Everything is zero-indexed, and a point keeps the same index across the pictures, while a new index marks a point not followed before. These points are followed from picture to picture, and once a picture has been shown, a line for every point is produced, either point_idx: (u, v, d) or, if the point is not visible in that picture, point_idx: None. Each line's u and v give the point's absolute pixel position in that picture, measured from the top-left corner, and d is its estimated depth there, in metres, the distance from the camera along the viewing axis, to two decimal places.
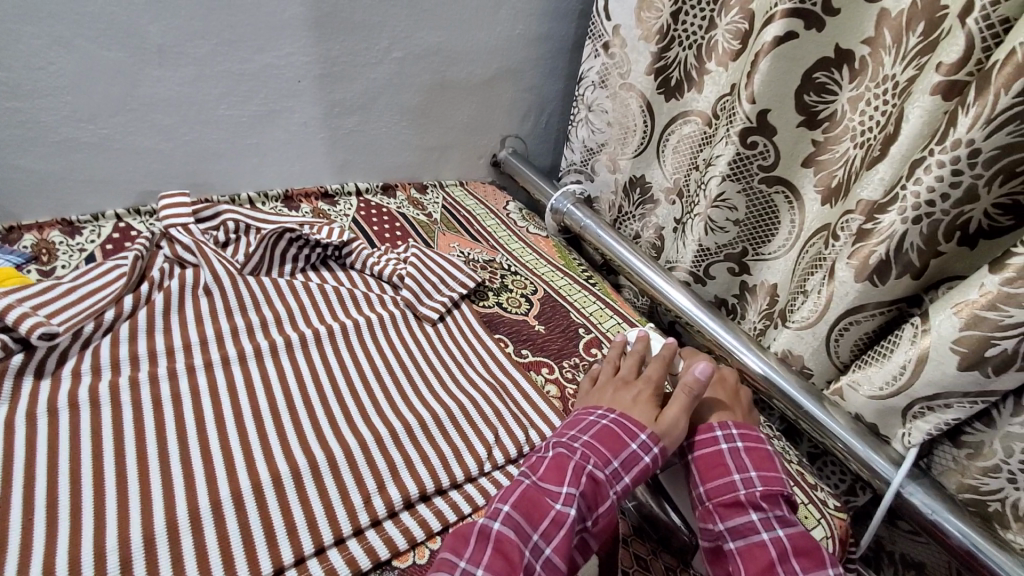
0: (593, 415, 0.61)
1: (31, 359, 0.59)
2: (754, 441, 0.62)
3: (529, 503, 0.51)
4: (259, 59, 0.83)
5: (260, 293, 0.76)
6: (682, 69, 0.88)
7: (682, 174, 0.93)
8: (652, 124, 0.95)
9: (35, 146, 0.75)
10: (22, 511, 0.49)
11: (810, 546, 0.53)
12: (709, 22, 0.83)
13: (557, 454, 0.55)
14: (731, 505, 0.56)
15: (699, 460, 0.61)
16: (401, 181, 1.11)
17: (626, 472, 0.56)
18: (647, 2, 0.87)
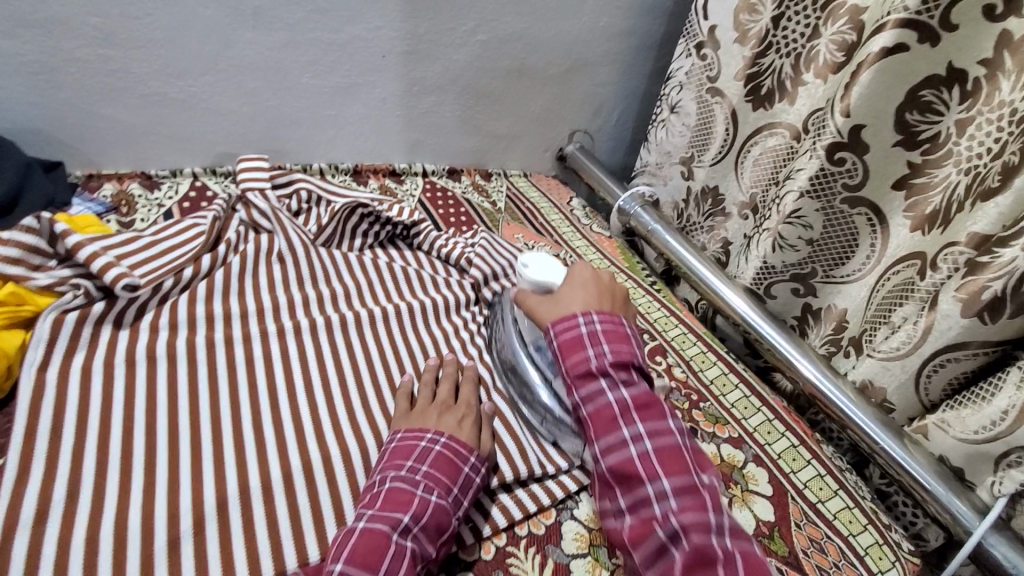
0: (422, 440, 0.52)
1: (112, 308, 0.57)
2: (609, 320, 0.58)
3: (365, 542, 0.44)
4: (348, 30, 0.82)
5: (330, 266, 0.74)
6: (775, 77, 0.84)
7: (759, 189, 0.89)
8: (734, 133, 0.91)
9: (123, 98, 0.75)
10: (97, 461, 0.47)
11: (674, 453, 0.50)
12: (812, 30, 0.78)
13: (393, 486, 0.48)
14: (585, 381, 0.55)
15: (557, 345, 0.57)
16: (467, 166, 1.10)
17: (464, 496, 0.51)
18: (747, 4, 0.84)
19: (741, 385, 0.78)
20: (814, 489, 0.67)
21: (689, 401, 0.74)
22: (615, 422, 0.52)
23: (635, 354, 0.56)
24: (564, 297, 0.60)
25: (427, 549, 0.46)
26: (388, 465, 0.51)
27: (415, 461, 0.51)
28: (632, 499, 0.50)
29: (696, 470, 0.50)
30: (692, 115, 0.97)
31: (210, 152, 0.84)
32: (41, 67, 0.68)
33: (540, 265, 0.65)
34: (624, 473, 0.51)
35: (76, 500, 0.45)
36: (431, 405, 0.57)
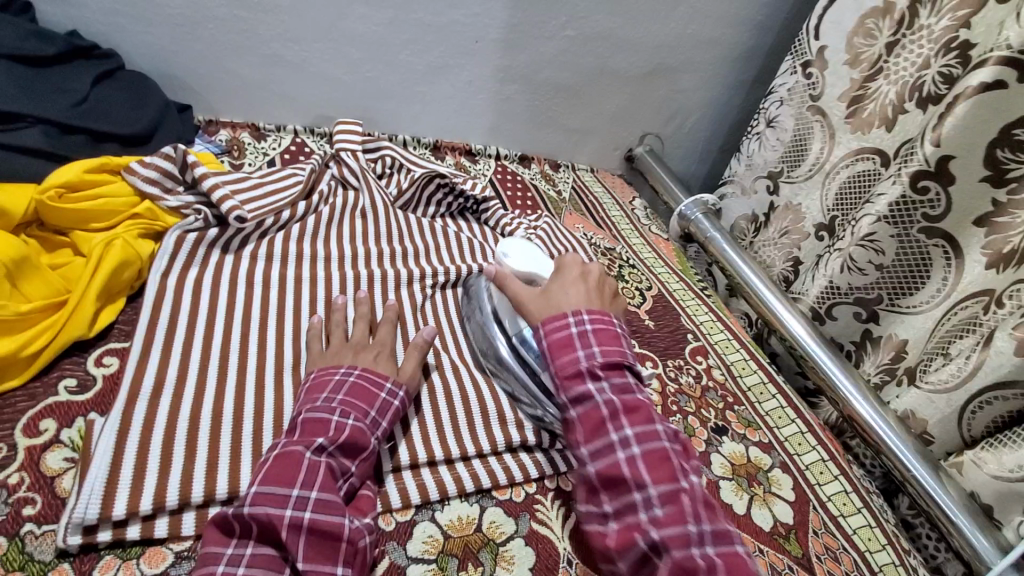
0: (335, 373, 0.53)
1: (223, 234, 0.66)
2: (601, 320, 0.56)
3: (279, 464, 0.44)
4: (449, 14, 0.89)
5: (404, 228, 0.80)
6: (879, 103, 0.83)
7: (842, 212, 0.88)
8: (829, 152, 0.90)
9: (247, 55, 0.84)
10: (202, 357, 0.55)
11: (661, 457, 0.49)
12: (923, 60, 0.77)
13: (308, 417, 0.48)
14: (574, 381, 0.53)
15: (546, 344, 0.56)
16: (538, 155, 1.15)
17: (383, 419, 0.52)
18: (863, 27, 0.84)
19: (778, 396, 0.80)
20: (837, 504, 0.69)
21: (724, 401, 0.76)
22: (603, 427, 0.51)
23: (626, 354, 0.55)
24: (557, 289, 0.60)
25: (346, 464, 0.48)
26: (305, 400, 0.51)
27: (329, 393, 0.51)
28: (618, 506, 0.49)
29: (682, 473, 0.49)
30: (788, 131, 0.97)
31: (311, 112, 0.93)
32: (185, 20, 0.78)
33: (521, 253, 0.65)
34: (611, 478, 0.49)
35: (183, 385, 0.52)
36: (344, 345, 0.57)
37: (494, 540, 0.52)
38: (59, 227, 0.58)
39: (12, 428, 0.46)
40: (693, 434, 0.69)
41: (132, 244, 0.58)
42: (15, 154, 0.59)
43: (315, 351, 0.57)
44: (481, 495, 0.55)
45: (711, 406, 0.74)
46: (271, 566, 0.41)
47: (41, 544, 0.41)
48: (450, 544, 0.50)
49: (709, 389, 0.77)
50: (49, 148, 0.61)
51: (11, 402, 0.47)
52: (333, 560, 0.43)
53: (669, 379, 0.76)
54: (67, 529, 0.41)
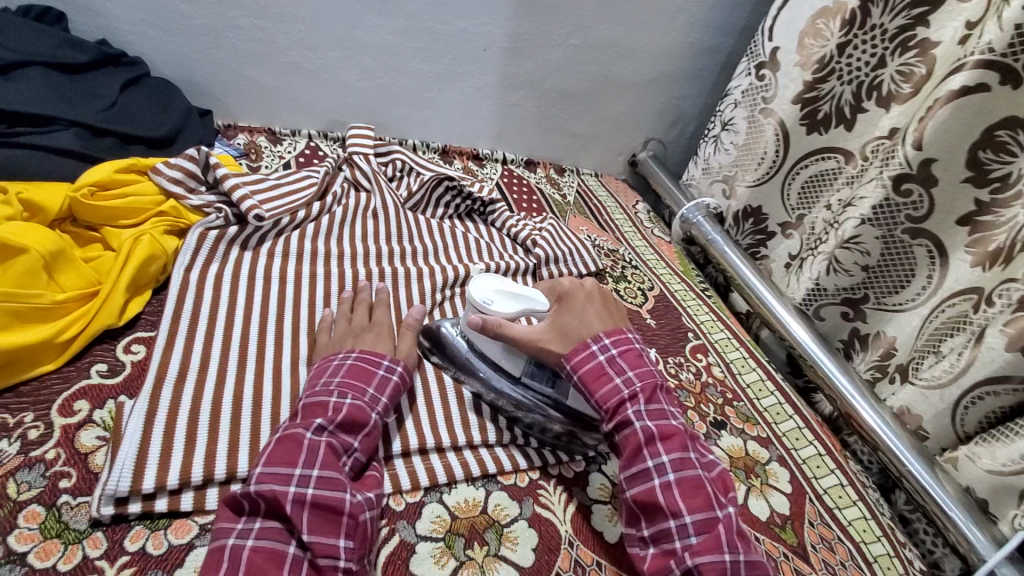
0: (334, 359, 0.56)
1: (242, 231, 0.69)
2: (624, 342, 0.58)
3: (282, 447, 0.47)
4: (459, 23, 0.92)
5: (414, 229, 0.83)
6: (834, 103, 0.87)
7: (807, 209, 0.93)
8: (785, 154, 0.95)
9: (266, 63, 0.88)
10: (223, 346, 0.58)
11: (697, 486, 0.51)
12: (878, 60, 0.81)
13: (309, 402, 0.51)
14: (614, 412, 0.55)
15: (578, 377, 0.56)
16: (544, 159, 1.18)
17: (382, 395, 0.55)
18: (815, 29, 0.87)
19: (777, 393, 0.82)
20: (833, 496, 0.70)
21: (724, 397, 0.78)
22: (640, 453, 0.52)
23: (657, 377, 0.57)
24: (568, 321, 0.59)
25: (347, 441, 0.50)
26: (307, 385, 0.54)
27: (330, 376, 0.54)
28: (653, 531, 0.51)
29: (718, 501, 0.51)
30: (741, 134, 1.01)
31: (326, 118, 0.97)
32: (208, 30, 0.82)
33: (502, 294, 0.59)
34: (646, 503, 0.51)
35: (206, 369, 0.55)
36: (348, 329, 0.60)
37: (499, 521, 0.54)
38: (90, 223, 0.61)
39: (49, 407, 0.49)
40: (692, 428, 0.72)
41: (159, 240, 0.62)
42: (50, 154, 0.63)
43: (322, 339, 0.60)
44: (487, 480, 0.57)
45: (710, 401, 0.76)
46: (278, 539, 0.43)
47: (76, 513, 0.44)
48: (457, 524, 0.53)
49: (708, 385, 0.79)
50: (81, 149, 0.65)
51: (47, 384, 0.50)
52: (336, 534, 0.44)
53: (670, 376, 0.78)
54: (100, 500, 0.44)
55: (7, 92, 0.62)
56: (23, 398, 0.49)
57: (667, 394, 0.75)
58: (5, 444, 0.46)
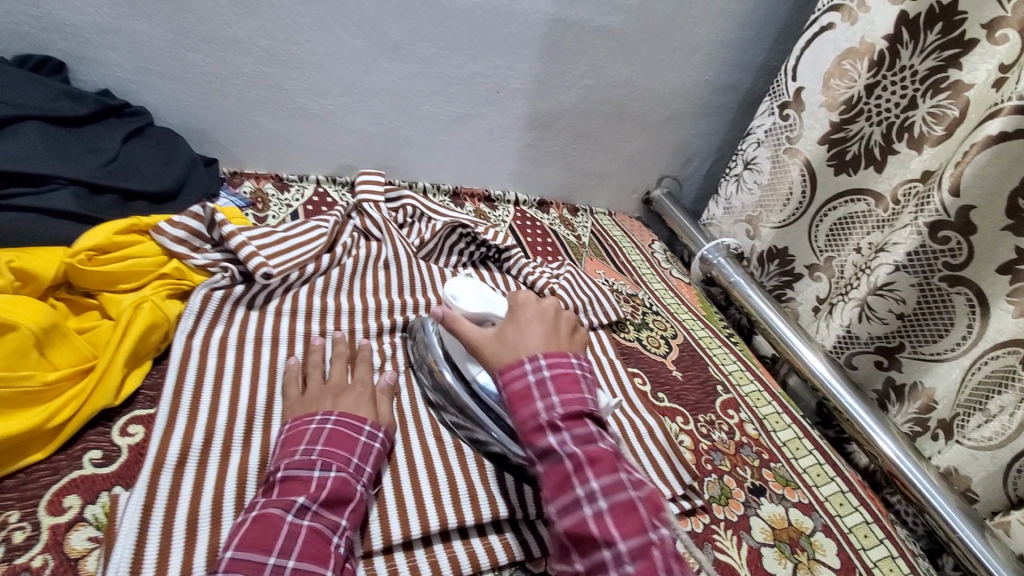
0: (311, 423, 0.52)
1: (249, 291, 0.65)
2: (559, 364, 0.53)
3: (256, 528, 0.43)
4: (471, 66, 0.90)
5: (426, 279, 0.79)
6: (863, 144, 0.85)
7: (835, 252, 0.90)
8: (812, 195, 0.92)
9: (274, 109, 0.85)
10: (227, 422, 0.54)
11: (629, 506, 0.46)
12: (908, 101, 0.79)
13: (287, 475, 0.47)
14: (533, 436, 0.50)
15: (506, 395, 0.52)
16: (556, 199, 1.15)
17: (366, 464, 0.51)
18: (840, 70, 0.85)
19: (815, 452, 0.77)
20: (885, 569, 0.65)
21: (759, 458, 0.73)
22: (569, 482, 0.47)
23: (587, 401, 0.51)
24: (511, 331, 0.56)
25: (335, 520, 0.46)
26: (282, 454, 0.50)
27: (308, 444, 0.50)
28: (589, 563, 0.45)
29: (653, 524, 0.46)
30: (764, 174, 0.99)
31: (334, 163, 0.94)
32: (215, 78, 0.79)
33: (471, 294, 0.62)
34: (579, 536, 0.46)
35: (209, 452, 0.51)
36: (325, 386, 0.57)
37: None
38: (88, 289, 0.57)
39: (36, 503, 0.44)
40: (731, 496, 0.67)
41: (160, 307, 0.58)
42: (45, 216, 0.59)
43: (295, 395, 0.57)
44: (515, 569, 0.52)
45: (747, 464, 0.72)
46: None
47: None
48: None
49: (744, 445, 0.74)
50: (78, 209, 0.61)
51: (35, 476, 0.46)
52: None
53: (702, 436, 0.73)
54: None
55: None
56: (6, 493, 0.44)
57: (700, 458, 0.70)
58: None
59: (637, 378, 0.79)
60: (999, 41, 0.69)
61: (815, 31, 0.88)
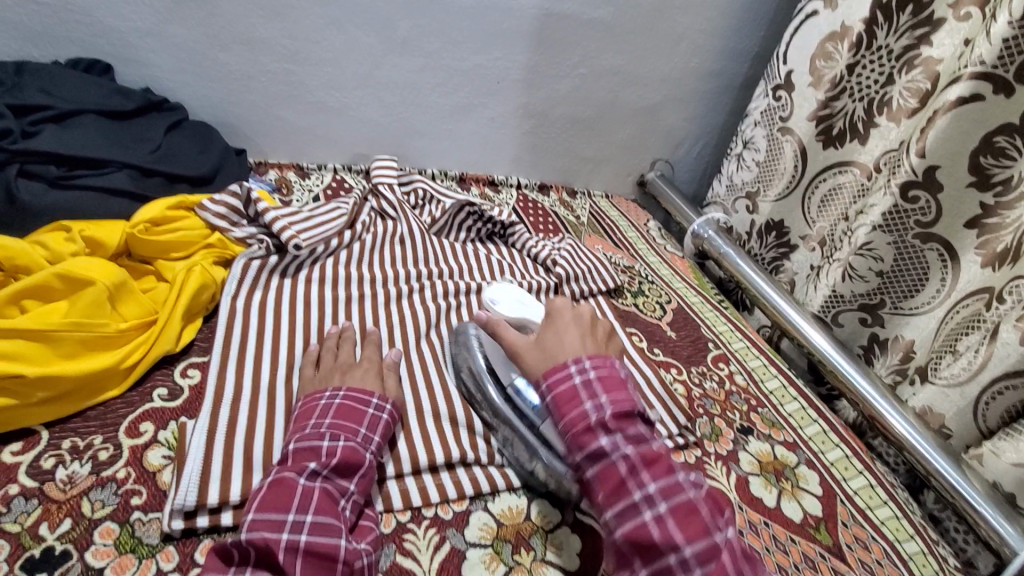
0: (321, 398, 0.54)
1: (281, 261, 0.73)
2: (604, 364, 0.55)
3: (274, 491, 0.46)
4: (474, 59, 0.98)
5: (439, 253, 0.87)
6: (848, 119, 0.91)
7: (823, 219, 0.96)
8: (804, 169, 0.98)
9: (295, 103, 0.93)
10: (271, 367, 0.61)
11: (691, 509, 0.48)
12: (886, 78, 0.85)
13: (298, 447, 0.49)
14: (585, 441, 0.51)
15: (552, 399, 0.55)
16: (556, 183, 1.22)
17: (374, 434, 0.54)
18: (823, 52, 0.91)
19: (799, 398, 0.84)
20: (863, 497, 0.72)
21: (748, 404, 0.80)
22: (624, 485, 0.49)
23: (635, 402, 0.54)
24: (550, 338, 0.59)
25: (343, 485, 0.49)
26: (295, 429, 0.52)
27: (318, 418, 0.53)
28: (651, 568, 0.46)
29: (716, 526, 0.47)
30: (761, 151, 1.04)
31: (350, 152, 1.02)
32: (242, 75, 0.88)
33: (509, 299, 0.72)
34: (640, 541, 0.47)
35: (258, 391, 0.58)
36: (334, 365, 0.59)
37: (543, 528, 0.56)
38: (145, 256, 0.65)
39: (116, 429, 0.51)
40: (720, 434, 0.74)
41: (208, 271, 0.65)
42: (105, 195, 0.67)
43: (308, 375, 0.59)
44: (527, 490, 0.59)
45: (735, 408, 0.78)
46: None
47: (148, 529, 0.46)
48: (503, 531, 0.55)
49: (733, 393, 0.81)
50: (134, 190, 0.69)
51: (113, 408, 0.53)
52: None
53: (694, 385, 0.80)
54: (170, 515, 0.46)
55: (65, 139, 0.67)
56: (91, 421, 0.52)
57: (692, 403, 0.77)
58: (78, 466, 0.48)
59: (635, 337, 0.86)
60: (963, 18, 0.75)
61: (801, 19, 0.95)
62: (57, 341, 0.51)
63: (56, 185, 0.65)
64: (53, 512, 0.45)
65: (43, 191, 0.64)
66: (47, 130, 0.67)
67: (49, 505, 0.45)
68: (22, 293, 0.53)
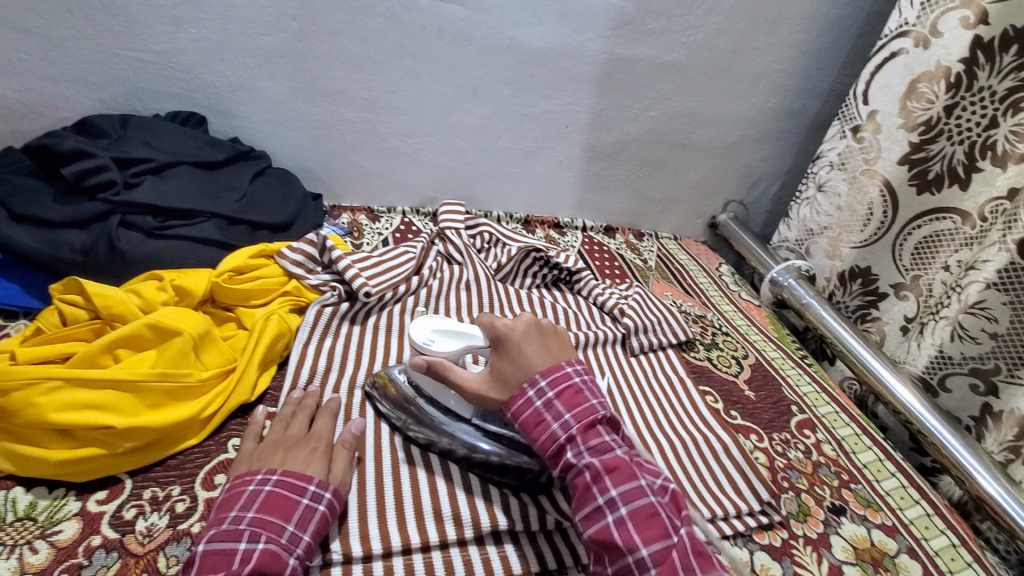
0: (250, 484, 0.49)
1: (352, 307, 0.73)
2: (561, 380, 0.54)
3: None
4: (543, 104, 0.98)
5: (504, 300, 0.86)
6: (945, 163, 0.83)
7: (922, 270, 0.87)
8: (894, 216, 0.90)
9: (369, 150, 0.96)
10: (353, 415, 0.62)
11: (653, 515, 0.48)
12: (989, 120, 0.78)
13: (210, 549, 0.44)
14: (557, 457, 0.52)
15: (519, 425, 0.54)
16: (622, 224, 1.19)
17: (303, 532, 0.47)
18: (916, 91, 0.84)
19: (898, 474, 0.75)
20: None
21: (839, 478, 0.73)
22: (590, 492, 0.50)
23: (598, 410, 0.53)
24: (507, 368, 0.55)
25: None
26: (213, 519, 0.47)
27: (241, 509, 0.47)
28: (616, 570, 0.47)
29: (672, 525, 0.48)
30: (842, 195, 0.97)
31: (420, 194, 1.04)
32: (322, 124, 0.91)
33: (443, 333, 0.60)
34: (605, 544, 0.48)
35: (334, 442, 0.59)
36: (281, 439, 0.54)
37: None
38: (227, 304, 0.68)
39: (193, 480, 0.52)
40: (809, 514, 0.67)
41: (284, 319, 0.67)
42: (194, 244, 0.71)
43: (246, 450, 0.54)
44: None
45: (825, 483, 0.71)
46: None
47: None
48: None
49: (821, 464, 0.74)
50: (220, 239, 0.72)
51: (191, 458, 0.54)
52: None
53: (777, 454, 0.74)
54: None
55: (162, 191, 0.72)
56: (170, 472, 0.53)
57: (776, 475, 0.71)
58: (156, 517, 0.49)
59: (709, 396, 0.80)
60: None
61: (884, 56, 0.88)
62: (144, 392, 0.53)
63: (152, 234, 0.69)
64: (131, 566, 0.45)
65: (140, 240, 0.68)
66: (147, 182, 0.72)
67: (127, 559, 0.46)
68: (116, 342, 0.55)
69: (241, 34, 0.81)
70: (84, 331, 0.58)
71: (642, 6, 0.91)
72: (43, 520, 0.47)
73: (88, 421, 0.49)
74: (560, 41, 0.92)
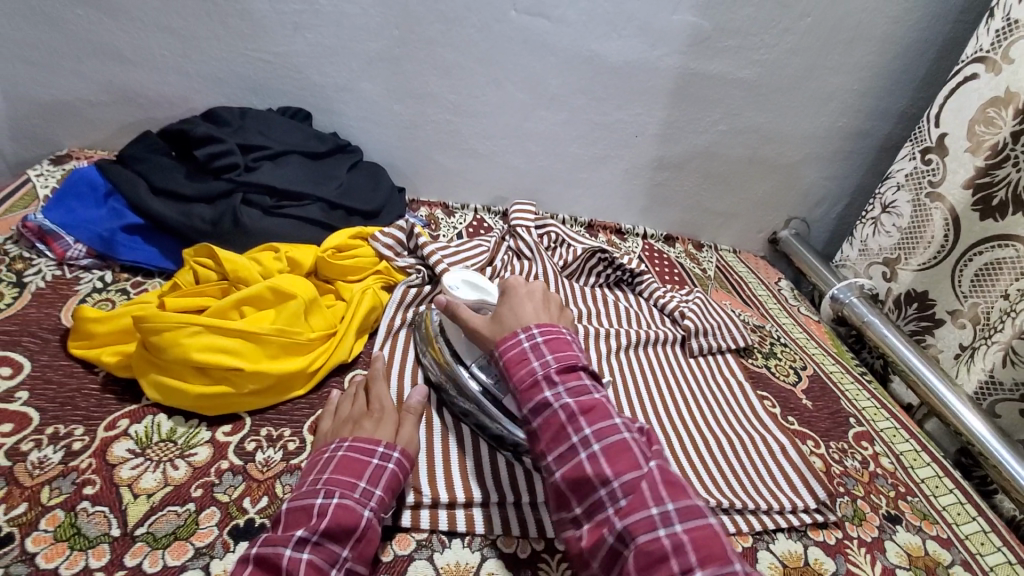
0: (327, 450, 0.53)
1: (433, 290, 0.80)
2: (551, 330, 0.56)
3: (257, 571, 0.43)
4: (616, 114, 1.03)
5: (569, 294, 0.91)
6: (1009, 190, 0.82)
7: (979, 297, 0.87)
8: (956, 240, 0.90)
9: (450, 149, 1.04)
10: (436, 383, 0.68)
11: (625, 450, 0.48)
12: None
13: (293, 507, 0.47)
14: (534, 394, 0.53)
15: (503, 362, 0.56)
16: (682, 235, 1.22)
17: (376, 489, 0.50)
18: (985, 116, 0.85)
19: (956, 491, 0.76)
20: None
21: (895, 490, 0.73)
22: (562, 430, 0.50)
23: (580, 357, 0.55)
24: (505, 314, 0.60)
25: (334, 552, 0.45)
26: (299, 482, 0.51)
27: (319, 472, 0.50)
28: (586, 505, 0.48)
29: (645, 460, 0.48)
30: (904, 217, 0.98)
31: (492, 194, 1.10)
32: (410, 124, 0.99)
33: (468, 284, 0.70)
34: (577, 480, 0.48)
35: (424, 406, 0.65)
36: (351, 414, 0.58)
37: None
38: (328, 277, 0.75)
39: (302, 425, 0.59)
40: (864, 519, 0.68)
41: (377, 294, 0.75)
42: (303, 223, 0.79)
43: (323, 427, 0.58)
44: None
45: (881, 493, 0.72)
46: None
47: None
48: None
49: (878, 475, 0.75)
50: (324, 220, 0.81)
51: (299, 407, 0.62)
52: None
53: (833, 461, 0.75)
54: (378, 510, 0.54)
55: (276, 175, 0.81)
56: (282, 415, 0.60)
57: (832, 479, 0.72)
58: (272, 452, 0.56)
59: (766, 402, 0.83)
60: None
61: (958, 81, 0.89)
62: (266, 344, 0.60)
63: (268, 212, 0.78)
64: (254, 489, 0.53)
65: (259, 216, 0.77)
66: (264, 167, 0.81)
67: (251, 483, 0.53)
68: (244, 299, 0.63)
69: (350, 39, 0.90)
70: (213, 290, 0.66)
71: (718, 24, 0.95)
72: (182, 443, 0.55)
73: (219, 362, 0.56)
74: (637, 55, 0.97)
